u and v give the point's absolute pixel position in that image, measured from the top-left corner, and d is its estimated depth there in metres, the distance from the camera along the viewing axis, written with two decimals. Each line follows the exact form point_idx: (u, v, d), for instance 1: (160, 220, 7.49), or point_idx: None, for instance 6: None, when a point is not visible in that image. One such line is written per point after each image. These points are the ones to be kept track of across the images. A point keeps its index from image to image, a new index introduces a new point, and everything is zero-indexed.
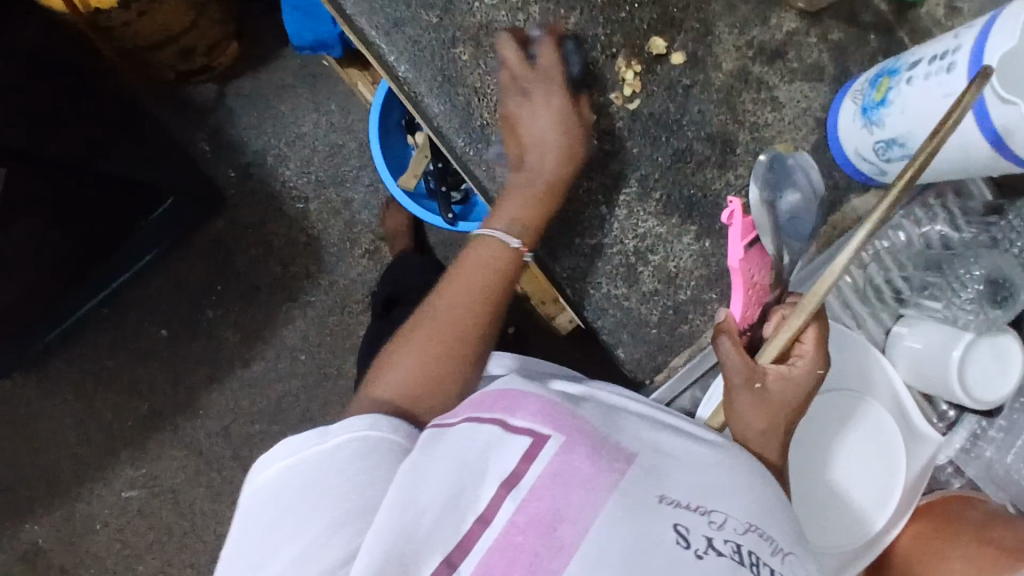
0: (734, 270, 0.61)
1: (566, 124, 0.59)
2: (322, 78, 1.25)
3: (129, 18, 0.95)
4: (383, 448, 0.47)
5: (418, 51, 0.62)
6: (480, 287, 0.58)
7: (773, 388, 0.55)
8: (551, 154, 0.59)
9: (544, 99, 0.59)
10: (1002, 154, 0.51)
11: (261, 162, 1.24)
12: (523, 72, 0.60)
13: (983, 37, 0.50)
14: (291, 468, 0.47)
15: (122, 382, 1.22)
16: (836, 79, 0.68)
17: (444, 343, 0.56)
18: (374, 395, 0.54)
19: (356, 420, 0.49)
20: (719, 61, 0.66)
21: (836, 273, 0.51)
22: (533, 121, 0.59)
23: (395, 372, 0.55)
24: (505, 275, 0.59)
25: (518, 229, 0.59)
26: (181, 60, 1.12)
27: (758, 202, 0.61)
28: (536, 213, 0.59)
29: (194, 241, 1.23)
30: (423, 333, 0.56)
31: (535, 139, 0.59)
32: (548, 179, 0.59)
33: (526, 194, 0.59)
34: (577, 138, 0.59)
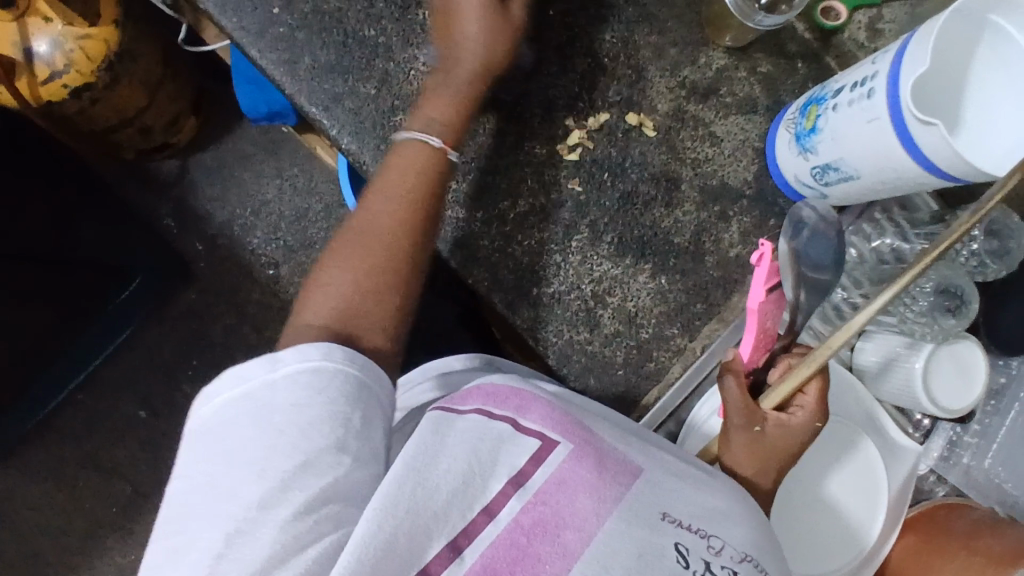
0: (750, 312, 0.59)
1: (487, 17, 0.59)
2: (282, 144, 1.27)
3: (82, 106, 0.96)
4: (338, 381, 0.45)
5: (360, 122, 0.63)
6: (410, 194, 0.56)
7: (770, 432, 0.55)
8: (475, 54, 0.59)
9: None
10: (934, 175, 0.52)
11: (228, 232, 1.25)
12: None
13: (896, 62, 0.52)
14: (239, 397, 0.43)
15: (103, 466, 1.20)
16: (770, 109, 0.69)
17: (377, 248, 0.53)
18: (304, 323, 0.50)
19: (308, 348, 0.45)
20: (654, 104, 0.68)
21: (848, 330, 0.48)
22: (460, 14, 0.60)
23: (322, 293, 0.52)
24: (432, 178, 0.57)
25: (438, 128, 0.59)
26: (140, 139, 1.13)
27: (785, 249, 0.60)
28: (451, 114, 0.60)
29: (167, 316, 1.23)
30: (351, 246, 0.54)
31: (462, 31, 0.60)
32: (470, 74, 0.60)
33: (445, 93, 0.60)
34: (501, 32, 0.60)
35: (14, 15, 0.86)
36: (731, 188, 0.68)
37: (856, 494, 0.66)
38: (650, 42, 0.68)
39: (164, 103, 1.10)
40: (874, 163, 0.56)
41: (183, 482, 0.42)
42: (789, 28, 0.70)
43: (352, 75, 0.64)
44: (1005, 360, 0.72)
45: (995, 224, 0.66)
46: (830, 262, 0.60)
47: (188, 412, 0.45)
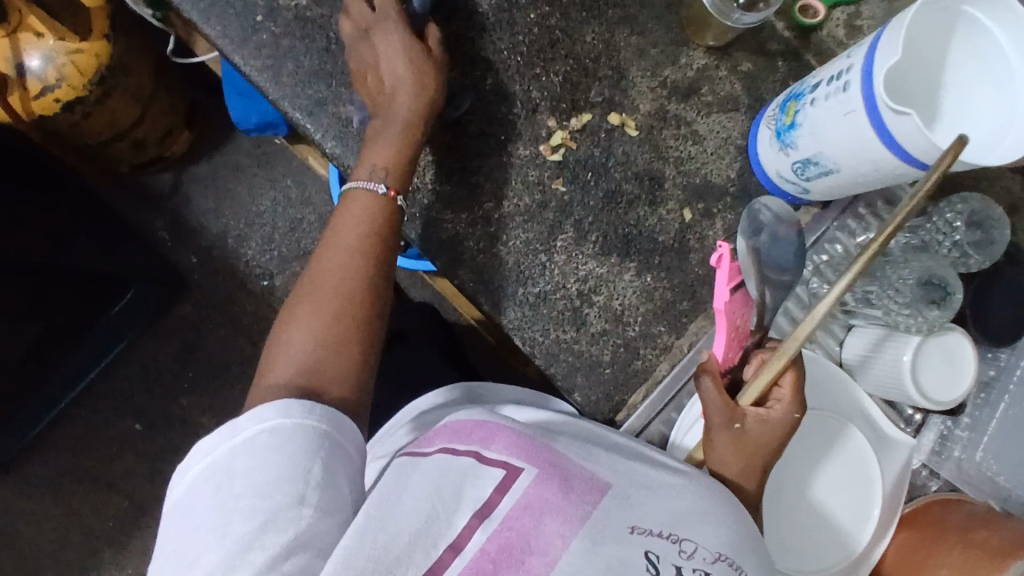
0: (719, 312, 0.61)
1: (413, 57, 0.59)
2: (275, 156, 1.28)
3: (75, 120, 0.97)
4: (297, 436, 0.46)
5: (344, 127, 0.64)
6: (359, 247, 0.56)
7: (751, 428, 0.55)
8: (404, 91, 0.59)
9: (387, 37, 0.59)
10: (911, 165, 0.52)
11: (223, 243, 1.26)
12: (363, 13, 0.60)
13: (870, 54, 0.52)
14: (201, 470, 0.45)
15: (100, 481, 1.20)
16: (751, 107, 0.70)
17: (328, 301, 0.54)
18: (273, 383, 0.50)
19: (267, 409, 0.46)
20: (636, 104, 0.69)
21: (814, 319, 0.52)
22: (379, 55, 0.60)
23: (294, 344, 0.52)
24: (383, 228, 0.57)
25: (382, 173, 0.59)
26: (133, 152, 1.14)
27: (744, 248, 0.63)
28: (397, 156, 0.59)
29: (162, 328, 1.24)
30: (304, 300, 0.54)
31: (389, 75, 0.60)
32: (404, 116, 0.59)
33: (386, 138, 0.59)
34: (428, 72, 0.60)
35: (8, 31, 0.88)
36: (714, 185, 0.69)
37: (846, 509, 0.65)
38: (631, 43, 0.69)
39: (157, 116, 1.11)
40: (852, 155, 0.56)
41: (158, 557, 0.44)
42: (769, 26, 0.71)
43: (336, 81, 0.64)
44: (994, 353, 0.72)
45: (978, 216, 0.67)
46: (790, 263, 0.63)
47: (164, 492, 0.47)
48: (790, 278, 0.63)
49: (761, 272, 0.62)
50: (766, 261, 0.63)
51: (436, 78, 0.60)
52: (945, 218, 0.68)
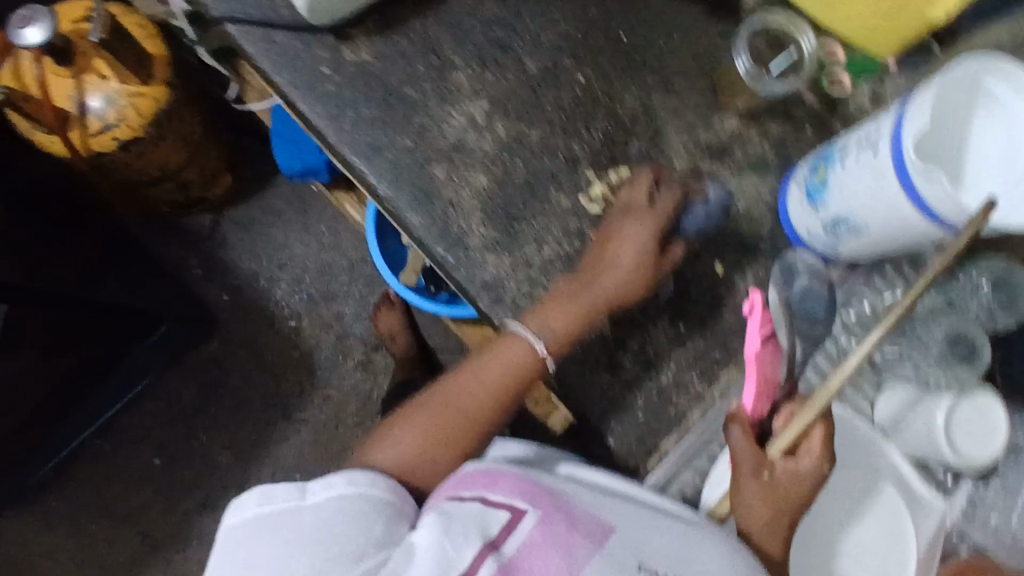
0: (749, 361, 0.62)
1: (642, 254, 0.65)
2: (311, 202, 1.34)
3: (129, 158, 1.06)
4: (361, 501, 0.50)
5: (397, 172, 0.68)
6: (493, 397, 0.63)
7: (780, 478, 0.57)
8: (619, 274, 0.65)
9: (639, 227, 0.66)
10: (937, 227, 0.56)
11: (255, 283, 1.31)
12: (638, 202, 0.67)
13: (897, 122, 0.55)
14: (267, 516, 0.49)
15: (114, 515, 1.22)
16: (781, 168, 0.73)
17: (449, 428, 0.62)
18: (375, 458, 0.59)
19: (337, 477, 0.51)
20: (672, 161, 0.72)
21: (846, 370, 0.54)
22: (625, 240, 0.66)
23: (406, 440, 0.60)
24: (519, 388, 0.64)
25: (547, 337, 0.64)
26: (178, 193, 1.22)
27: (776, 300, 0.64)
28: (569, 324, 0.64)
29: (188, 363, 1.27)
30: (433, 410, 0.62)
31: (616, 253, 0.66)
32: (603, 298, 0.65)
33: (569, 303, 0.64)
34: (647, 268, 0.65)
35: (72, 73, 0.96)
36: (745, 241, 0.72)
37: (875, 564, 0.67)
38: (667, 106, 0.73)
39: (200, 159, 1.19)
40: (879, 215, 0.59)
41: None
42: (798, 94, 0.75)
43: (393, 130, 0.68)
44: None
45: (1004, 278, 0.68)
46: (821, 313, 0.67)
47: (220, 527, 0.51)
48: (819, 327, 0.67)
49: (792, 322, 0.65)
50: (796, 313, 0.66)
51: (651, 277, 0.66)
52: (970, 277, 0.69)
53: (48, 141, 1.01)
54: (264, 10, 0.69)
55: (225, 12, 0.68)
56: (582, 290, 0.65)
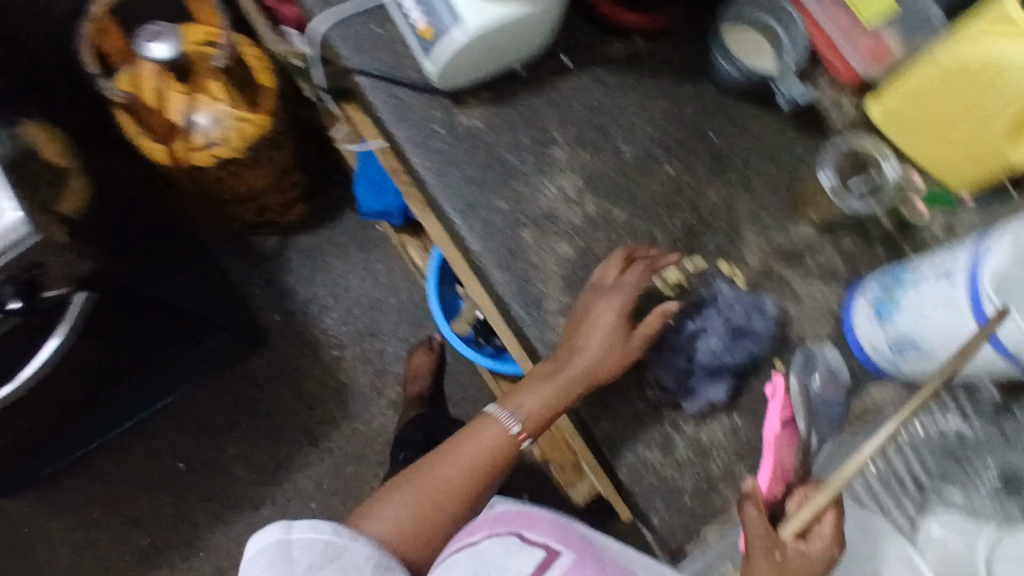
0: (767, 442, 0.66)
1: (612, 338, 0.69)
2: (374, 240, 1.43)
3: (221, 175, 1.15)
4: (350, 544, 0.71)
5: (489, 229, 0.72)
6: (471, 471, 0.78)
7: (791, 560, 0.57)
8: (589, 357, 0.68)
9: (609, 311, 0.69)
10: (1005, 361, 0.59)
11: (307, 309, 1.39)
12: (605, 284, 0.70)
13: (979, 259, 0.59)
14: (272, 551, 0.68)
15: (132, 513, 1.31)
16: (848, 280, 0.76)
17: (434, 499, 0.77)
18: (377, 528, 0.75)
19: (326, 525, 0.70)
20: (746, 258, 0.76)
21: (858, 460, 0.54)
22: (592, 325, 0.69)
23: (400, 510, 0.76)
24: (495, 463, 0.78)
25: (523, 417, 0.75)
26: (255, 215, 1.32)
27: (795, 386, 0.71)
28: (548, 408, 0.71)
29: (231, 376, 1.36)
30: (417, 486, 0.77)
31: (586, 338, 0.69)
32: (575, 383, 0.69)
33: (546, 386, 0.71)
34: (618, 352, 0.69)
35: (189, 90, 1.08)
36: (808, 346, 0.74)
37: None
38: (747, 206, 0.77)
39: (283, 188, 1.29)
40: (947, 342, 0.62)
41: None
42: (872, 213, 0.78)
43: (491, 190, 0.73)
44: None
45: None
46: (838, 406, 0.71)
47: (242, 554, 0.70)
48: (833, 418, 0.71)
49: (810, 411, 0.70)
50: (814, 403, 0.71)
51: (623, 359, 0.69)
52: None
53: (152, 148, 1.10)
54: (392, 66, 0.75)
55: (359, 63, 0.75)
56: (558, 372, 0.70)
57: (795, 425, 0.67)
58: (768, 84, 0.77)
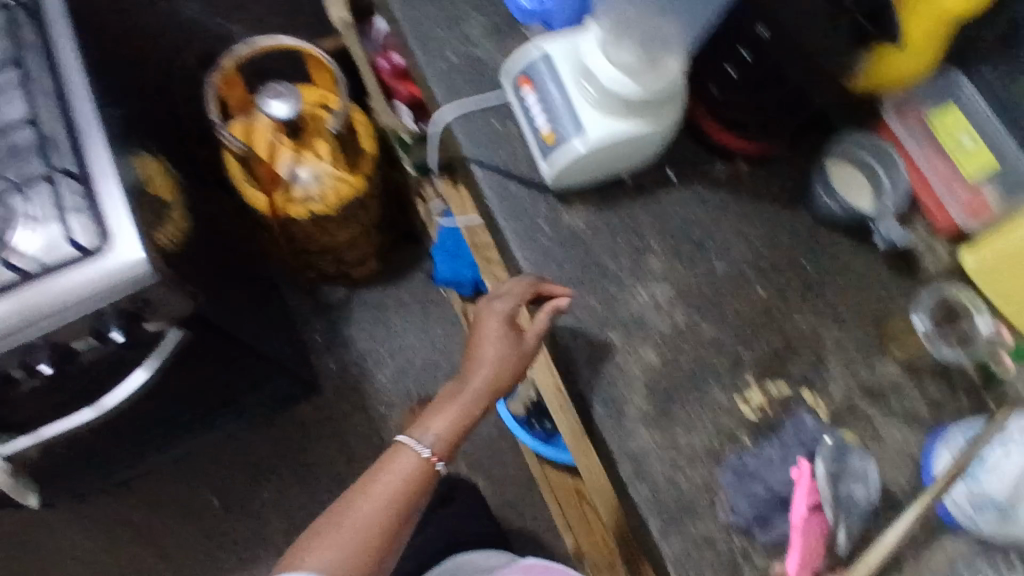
0: (793, 525, 0.67)
1: (507, 350, 0.75)
2: (436, 304, 1.49)
3: (309, 228, 1.22)
4: None
5: (581, 327, 0.74)
6: (393, 497, 0.73)
7: None
8: (489, 365, 0.75)
9: (497, 321, 0.75)
10: None
11: (362, 363, 1.44)
12: (511, 302, 0.74)
13: None
14: None
15: (161, 543, 1.33)
16: (931, 426, 0.74)
17: (366, 545, 0.70)
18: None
19: None
20: (830, 389, 0.75)
21: (882, 547, 0.66)
22: (484, 339, 0.76)
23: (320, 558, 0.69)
24: (417, 486, 0.74)
25: (433, 440, 0.75)
26: (332, 266, 1.38)
27: (823, 472, 0.68)
28: (455, 426, 0.76)
29: (278, 420, 1.39)
30: (338, 528, 0.71)
31: (479, 351, 0.76)
32: (481, 392, 0.76)
33: (454, 404, 0.76)
34: (514, 357, 0.75)
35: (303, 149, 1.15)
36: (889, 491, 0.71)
37: None
38: (833, 337, 0.77)
39: (362, 246, 1.35)
40: None
41: None
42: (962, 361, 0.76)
43: (586, 290, 0.75)
44: None
45: None
46: (863, 497, 0.69)
47: None
48: (859, 509, 0.69)
49: (836, 501, 0.68)
50: (841, 495, 0.69)
51: (520, 362, 0.76)
52: None
53: (253, 196, 1.15)
54: (507, 161, 0.79)
55: (477, 154, 0.79)
56: (459, 394, 0.76)
57: (823, 512, 0.68)
58: (866, 223, 0.78)
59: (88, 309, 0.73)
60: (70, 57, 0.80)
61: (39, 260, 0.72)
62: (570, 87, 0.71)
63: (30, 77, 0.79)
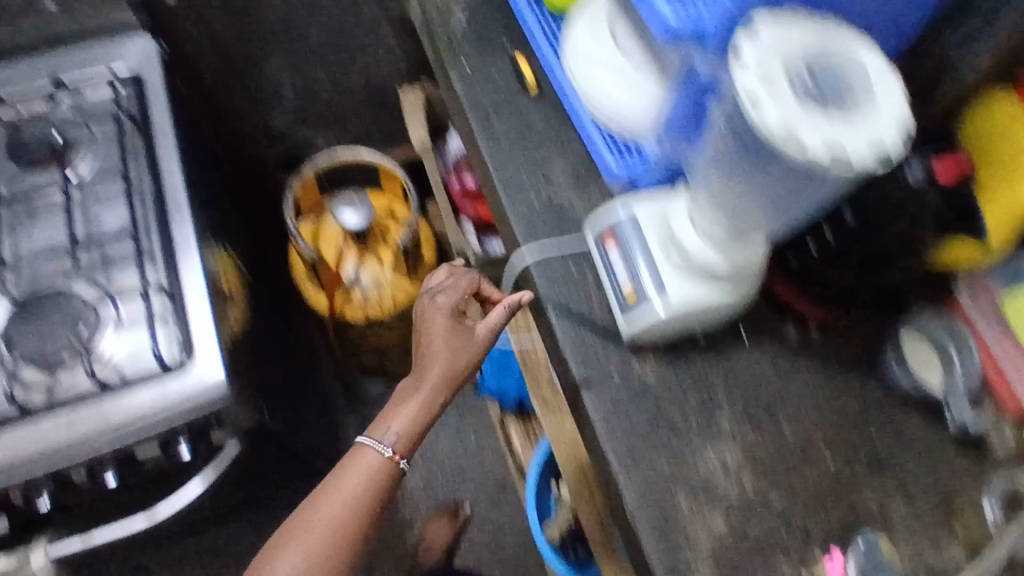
0: None
1: (456, 340, 0.82)
2: (471, 404, 1.52)
3: (364, 327, 1.25)
4: None
5: (648, 486, 0.73)
6: (363, 493, 0.75)
7: None
8: (440, 358, 0.80)
9: (440, 318, 0.83)
10: None
11: None
12: (452, 302, 0.85)
13: None
14: None
15: None
16: None
17: (330, 544, 0.71)
18: None
19: None
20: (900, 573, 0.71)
21: None
22: (431, 336, 0.81)
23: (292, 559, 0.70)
24: (381, 483, 0.76)
25: (394, 437, 0.77)
26: (378, 359, 1.42)
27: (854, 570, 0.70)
28: (413, 421, 0.79)
29: None
30: (306, 530, 0.72)
31: (429, 347, 0.81)
32: (436, 383, 0.79)
33: (412, 396, 0.80)
34: (465, 350, 0.81)
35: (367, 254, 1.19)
36: None
37: None
38: (902, 515, 0.74)
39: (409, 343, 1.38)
40: None
41: None
42: None
43: (654, 445, 0.75)
44: None
45: None
46: None
47: None
48: None
49: None
50: None
51: (472, 355, 0.82)
52: None
53: (315, 296, 1.20)
54: (583, 305, 0.81)
55: (552, 298, 0.81)
56: (418, 390, 0.80)
57: None
58: (937, 401, 0.78)
59: (161, 428, 0.73)
60: (182, 179, 0.83)
61: (120, 370, 0.73)
62: (655, 251, 0.73)
63: (140, 191, 0.82)
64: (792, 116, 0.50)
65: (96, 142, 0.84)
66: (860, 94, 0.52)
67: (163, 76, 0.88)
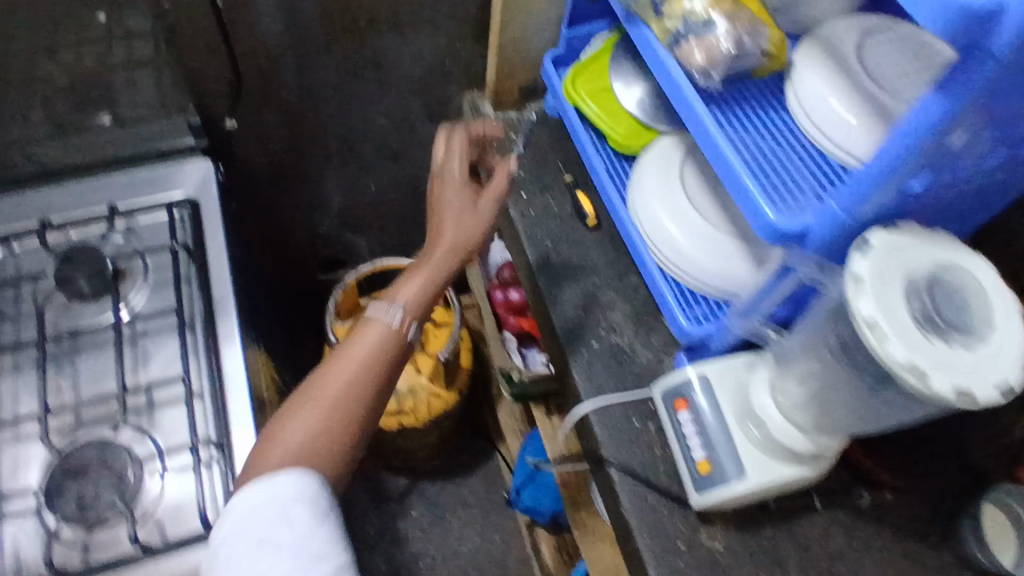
0: None
1: (466, 194, 0.77)
2: (496, 506, 1.47)
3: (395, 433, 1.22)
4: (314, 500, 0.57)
5: None
6: (369, 362, 0.65)
7: None
8: (457, 219, 0.74)
9: (451, 178, 0.78)
10: None
11: (415, 565, 1.40)
12: (447, 158, 0.80)
13: None
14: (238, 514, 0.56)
15: None
16: None
17: (340, 414, 0.62)
18: (276, 455, 0.60)
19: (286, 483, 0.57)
20: None
21: None
22: (440, 199, 0.77)
23: (297, 427, 0.61)
24: (388, 348, 0.67)
25: (405, 305, 0.69)
26: (403, 459, 1.38)
27: None
28: (421, 290, 0.71)
29: None
30: (308, 402, 0.62)
31: (443, 197, 0.76)
32: (443, 249, 0.73)
33: (422, 273, 0.72)
34: (482, 203, 0.76)
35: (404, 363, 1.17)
36: None
37: None
38: None
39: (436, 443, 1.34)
40: None
41: None
42: None
43: None
44: None
45: None
46: None
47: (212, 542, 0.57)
48: None
49: None
50: None
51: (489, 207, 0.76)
52: None
53: None
54: (646, 465, 0.77)
55: (614, 455, 0.78)
56: (423, 264, 0.73)
57: None
58: None
59: None
60: (234, 314, 0.79)
61: (163, 531, 0.69)
62: (729, 421, 0.70)
63: (193, 330, 0.79)
64: (915, 349, 0.47)
65: (150, 276, 0.81)
66: (980, 323, 0.50)
67: (219, 199, 0.87)
